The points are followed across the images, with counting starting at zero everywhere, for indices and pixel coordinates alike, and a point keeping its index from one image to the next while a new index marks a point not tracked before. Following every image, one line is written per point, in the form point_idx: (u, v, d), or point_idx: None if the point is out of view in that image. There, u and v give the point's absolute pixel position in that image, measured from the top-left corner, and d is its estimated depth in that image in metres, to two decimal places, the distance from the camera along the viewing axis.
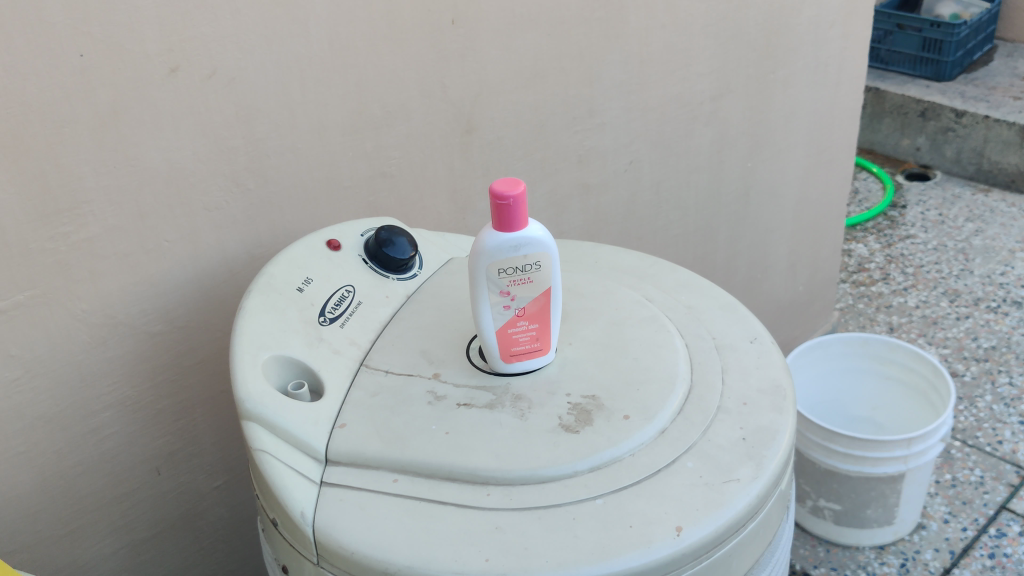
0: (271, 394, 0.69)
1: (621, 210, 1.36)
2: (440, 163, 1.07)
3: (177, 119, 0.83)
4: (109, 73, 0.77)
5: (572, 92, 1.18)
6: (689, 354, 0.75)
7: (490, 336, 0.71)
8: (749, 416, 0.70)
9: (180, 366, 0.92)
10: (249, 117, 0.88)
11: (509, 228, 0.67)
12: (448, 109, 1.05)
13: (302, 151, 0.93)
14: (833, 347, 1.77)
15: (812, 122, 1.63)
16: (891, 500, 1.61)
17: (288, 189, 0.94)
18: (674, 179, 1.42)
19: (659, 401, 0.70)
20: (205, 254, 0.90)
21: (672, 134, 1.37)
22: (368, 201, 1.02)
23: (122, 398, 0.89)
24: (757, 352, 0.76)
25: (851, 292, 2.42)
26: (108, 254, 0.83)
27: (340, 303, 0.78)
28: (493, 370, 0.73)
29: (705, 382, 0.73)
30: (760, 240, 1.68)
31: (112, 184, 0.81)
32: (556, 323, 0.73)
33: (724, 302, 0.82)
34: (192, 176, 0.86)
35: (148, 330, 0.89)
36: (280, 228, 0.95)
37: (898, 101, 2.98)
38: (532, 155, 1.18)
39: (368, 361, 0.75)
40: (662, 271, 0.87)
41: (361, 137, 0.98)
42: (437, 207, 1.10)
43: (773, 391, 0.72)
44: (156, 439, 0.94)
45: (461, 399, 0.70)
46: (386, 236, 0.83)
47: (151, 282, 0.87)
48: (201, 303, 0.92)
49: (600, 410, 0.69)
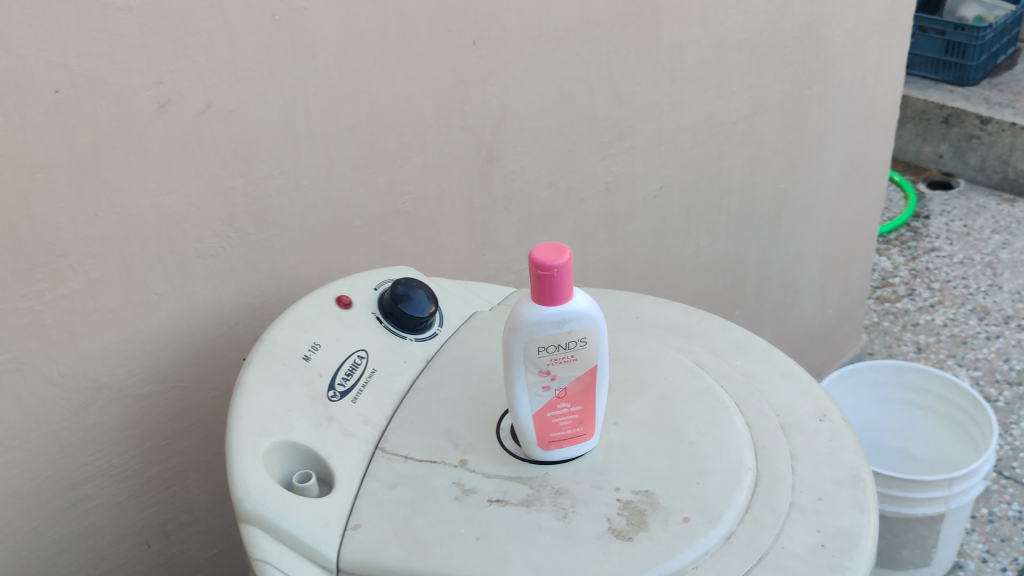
0: (274, 490, 0.59)
1: (649, 239, 1.26)
2: (459, 196, 0.98)
3: (168, 159, 0.73)
4: (90, 110, 0.68)
5: (600, 115, 1.08)
6: (752, 435, 0.66)
7: (526, 421, 0.62)
8: (826, 516, 0.60)
9: (171, 429, 0.83)
10: (249, 154, 0.78)
11: (551, 301, 0.57)
12: (468, 138, 0.95)
13: (308, 189, 0.84)
14: (866, 375, 1.67)
15: (847, 139, 1.53)
16: (929, 541, 1.50)
17: (293, 231, 0.85)
18: (704, 203, 1.32)
19: (722, 499, 0.60)
20: (200, 306, 0.80)
21: (704, 157, 1.27)
22: (380, 241, 0.92)
23: (107, 468, 0.80)
24: (828, 433, 0.67)
25: (875, 309, 2.32)
26: (89, 311, 0.74)
27: (351, 373, 0.69)
28: (528, 457, 0.64)
29: (773, 473, 0.63)
30: (791, 263, 1.58)
31: (93, 234, 0.71)
32: (602, 404, 0.63)
33: (785, 370, 0.73)
34: (184, 222, 0.76)
35: (136, 393, 0.79)
36: (283, 273, 0.86)
37: (920, 106, 2.88)
38: (557, 184, 1.08)
39: (384, 444, 0.65)
40: (712, 329, 0.77)
41: (373, 171, 0.88)
42: (455, 244, 1.00)
43: (852, 482, 0.63)
44: (145, 509, 0.84)
45: (493, 494, 0.61)
46: (403, 290, 0.74)
47: (139, 339, 0.78)
48: (194, 360, 0.82)
49: (655, 511, 0.59)
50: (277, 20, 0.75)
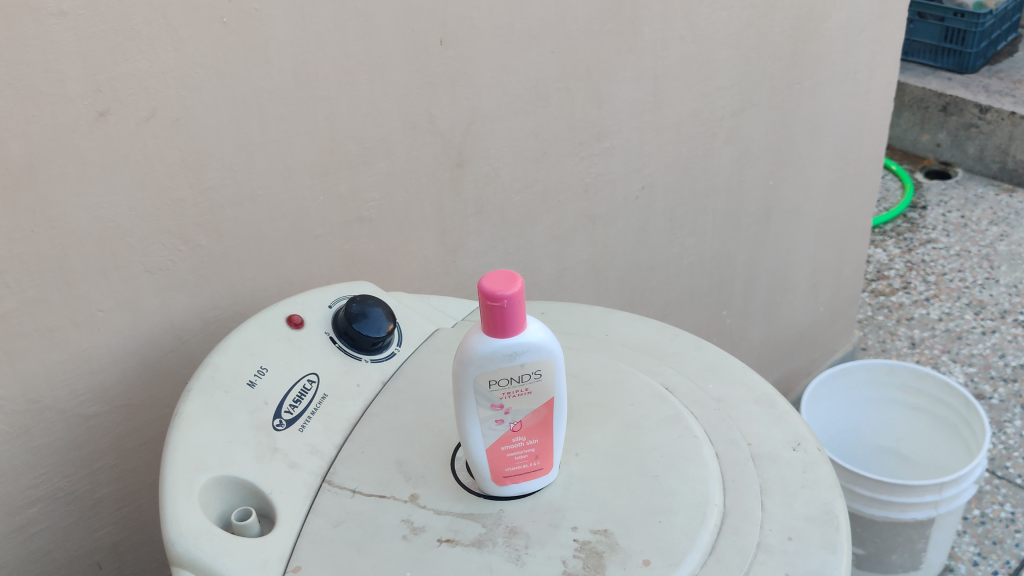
0: (208, 531, 0.56)
1: (631, 239, 1.22)
2: (427, 201, 0.94)
3: (109, 170, 0.69)
4: (22, 121, 0.64)
5: (578, 115, 1.04)
6: (721, 468, 0.62)
7: (479, 456, 0.58)
8: (796, 558, 0.57)
9: (121, 449, 0.80)
10: (198, 163, 0.74)
11: (503, 333, 0.54)
12: (436, 141, 0.91)
13: (263, 198, 0.80)
14: (856, 375, 1.61)
15: (839, 134, 1.49)
16: (919, 546, 1.45)
17: (248, 242, 0.81)
18: (689, 203, 1.28)
19: (685, 539, 0.57)
20: (149, 321, 0.77)
21: (689, 155, 1.23)
22: (343, 249, 0.89)
23: (53, 490, 0.77)
24: (802, 464, 0.63)
25: (870, 302, 2.29)
26: (28, 331, 0.70)
27: (300, 399, 0.66)
28: (483, 491, 0.60)
29: (741, 509, 0.60)
30: (781, 261, 1.55)
31: (29, 250, 0.68)
32: (561, 437, 0.60)
33: (759, 395, 0.69)
34: (130, 235, 0.73)
35: (82, 413, 0.76)
36: (239, 286, 0.82)
37: (918, 94, 2.83)
38: (532, 187, 1.04)
39: (332, 476, 0.62)
40: (685, 349, 0.73)
41: (335, 178, 0.85)
42: (424, 250, 0.97)
43: (825, 520, 0.59)
44: (95, 531, 0.81)
45: (443, 533, 0.57)
46: (358, 309, 0.70)
47: (83, 359, 0.74)
48: (144, 377, 0.79)
49: (613, 553, 0.56)
50: (226, 23, 0.71)
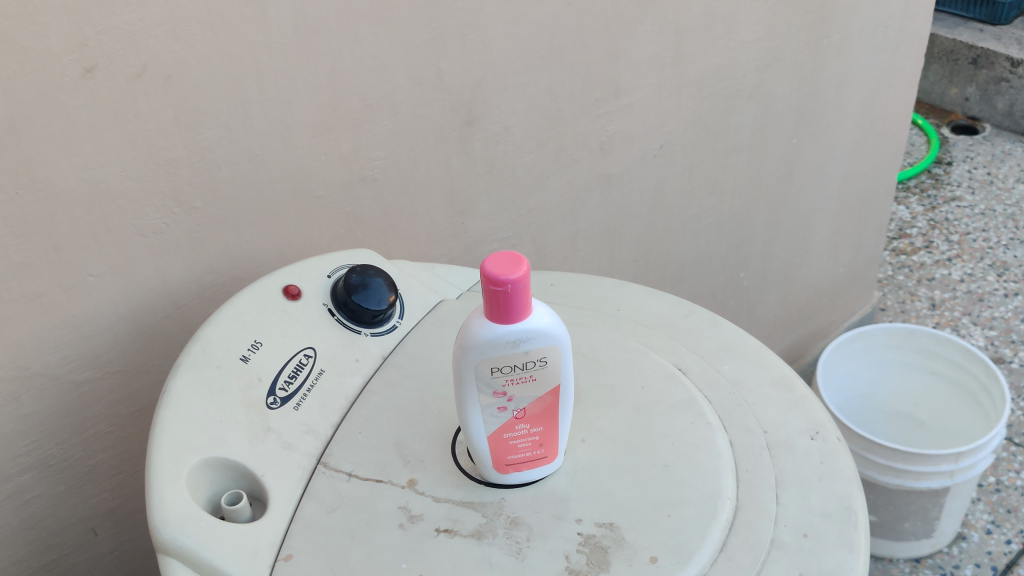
0: (196, 517, 0.54)
1: (647, 199, 1.18)
2: (434, 160, 0.90)
3: (98, 130, 0.66)
4: (3, 78, 0.60)
5: (595, 71, 1.00)
6: (734, 457, 0.59)
7: (480, 443, 0.55)
8: (811, 556, 0.54)
9: (116, 416, 0.77)
10: (193, 122, 0.71)
11: (507, 318, 0.51)
12: (444, 98, 0.87)
13: (261, 158, 0.77)
14: (874, 338, 1.57)
15: (866, 90, 1.43)
16: (932, 514, 1.42)
17: (246, 204, 0.78)
18: (709, 162, 1.24)
19: (695, 535, 0.54)
20: (143, 285, 0.74)
21: (710, 113, 1.18)
22: (345, 211, 0.86)
23: (45, 458, 0.75)
24: (820, 454, 0.60)
25: (890, 261, 2.23)
26: (15, 296, 0.67)
27: (296, 375, 0.63)
28: (483, 478, 0.58)
29: (755, 502, 0.57)
30: (801, 221, 1.50)
31: (14, 213, 0.64)
32: (566, 425, 0.57)
33: (776, 377, 0.66)
34: (121, 197, 0.69)
35: (73, 379, 0.73)
36: (237, 250, 0.79)
37: (948, 46, 2.74)
38: (545, 146, 1.00)
39: (327, 458, 0.59)
40: (700, 327, 0.71)
41: (337, 136, 0.81)
42: (430, 211, 0.93)
43: (842, 515, 0.56)
44: (90, 498, 0.79)
45: (441, 522, 0.55)
46: (358, 280, 0.67)
47: (74, 324, 0.71)
48: (138, 343, 0.76)
49: (618, 548, 0.53)
50: None
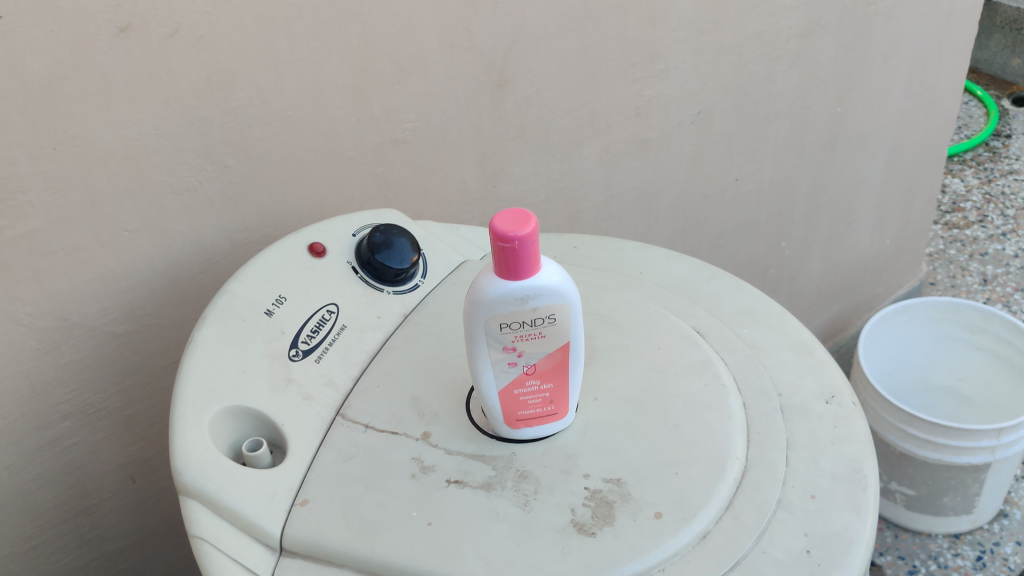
0: (216, 461, 0.56)
1: (683, 166, 1.18)
2: (466, 123, 0.91)
3: (132, 89, 0.68)
4: (39, 37, 0.62)
5: (630, 34, 0.99)
6: (747, 419, 0.60)
7: (492, 398, 0.57)
8: (817, 518, 0.54)
9: (153, 368, 0.80)
10: (225, 82, 0.72)
11: (515, 275, 0.51)
12: (476, 61, 0.88)
13: (293, 118, 0.78)
14: (919, 312, 1.54)
15: (916, 58, 1.40)
16: (972, 489, 1.40)
17: (277, 163, 0.79)
18: (749, 129, 1.22)
19: (701, 493, 0.54)
20: (177, 242, 0.76)
21: (750, 79, 1.17)
22: (376, 172, 0.87)
23: (84, 406, 0.78)
24: (834, 419, 0.60)
25: (942, 235, 2.18)
26: (53, 249, 0.70)
27: (318, 329, 0.65)
28: (496, 433, 0.59)
29: (764, 464, 0.57)
30: (846, 190, 1.48)
31: (52, 168, 0.67)
32: (578, 382, 0.58)
33: (795, 342, 0.66)
34: (155, 155, 0.71)
35: (111, 331, 0.76)
36: (269, 208, 0.81)
37: (1011, 14, 2.66)
38: (578, 111, 1.00)
39: (346, 410, 0.61)
40: (721, 291, 0.71)
41: (368, 98, 0.82)
42: (461, 173, 0.94)
43: (851, 478, 0.57)
44: (128, 446, 0.82)
45: (452, 473, 0.56)
46: (381, 239, 0.68)
47: (111, 277, 0.74)
48: (174, 298, 0.79)
49: (624, 504, 0.54)
50: None
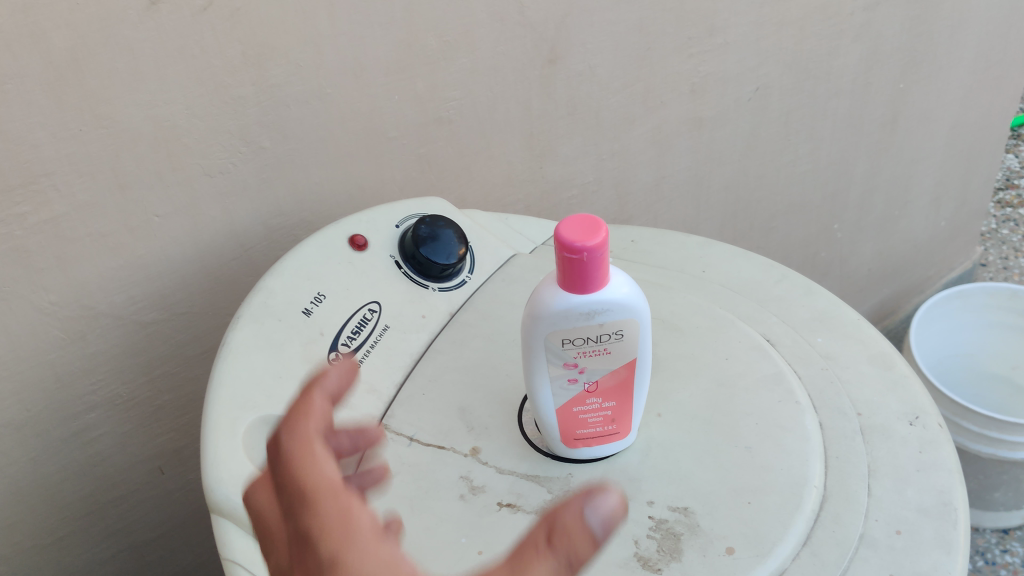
0: (251, 479, 0.51)
1: (738, 145, 1.12)
2: (513, 100, 0.86)
3: (164, 66, 0.63)
4: (64, 10, 0.57)
5: (689, 7, 0.93)
6: (824, 442, 0.55)
7: (549, 416, 0.52)
8: (904, 556, 0.48)
9: (182, 356, 0.76)
10: (262, 58, 0.67)
11: (582, 289, 0.47)
12: (526, 35, 0.82)
13: (332, 97, 0.73)
14: (975, 298, 1.47)
15: (985, 31, 1.32)
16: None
17: (315, 144, 0.75)
18: (807, 107, 1.16)
19: (776, 526, 0.49)
20: (209, 227, 0.72)
21: (812, 54, 1.10)
22: (418, 153, 0.82)
23: (111, 397, 0.74)
24: (919, 443, 0.55)
25: (995, 213, 2.09)
26: (80, 235, 0.66)
27: (359, 330, 0.61)
28: (551, 451, 0.55)
29: (844, 493, 0.52)
30: (904, 170, 1.41)
31: (79, 151, 0.62)
32: (642, 400, 0.53)
33: (874, 354, 0.61)
34: (187, 136, 0.67)
35: (139, 319, 0.72)
36: (305, 192, 0.76)
37: None
38: (631, 88, 0.95)
39: (389, 420, 0.57)
40: (792, 295, 0.66)
41: (412, 75, 0.77)
42: (507, 154, 0.89)
43: (940, 512, 0.51)
44: (157, 437, 0.79)
45: (504, 496, 0.52)
46: (427, 232, 0.64)
47: (140, 265, 0.70)
48: (204, 285, 0.75)
49: (692, 536, 0.49)
50: None
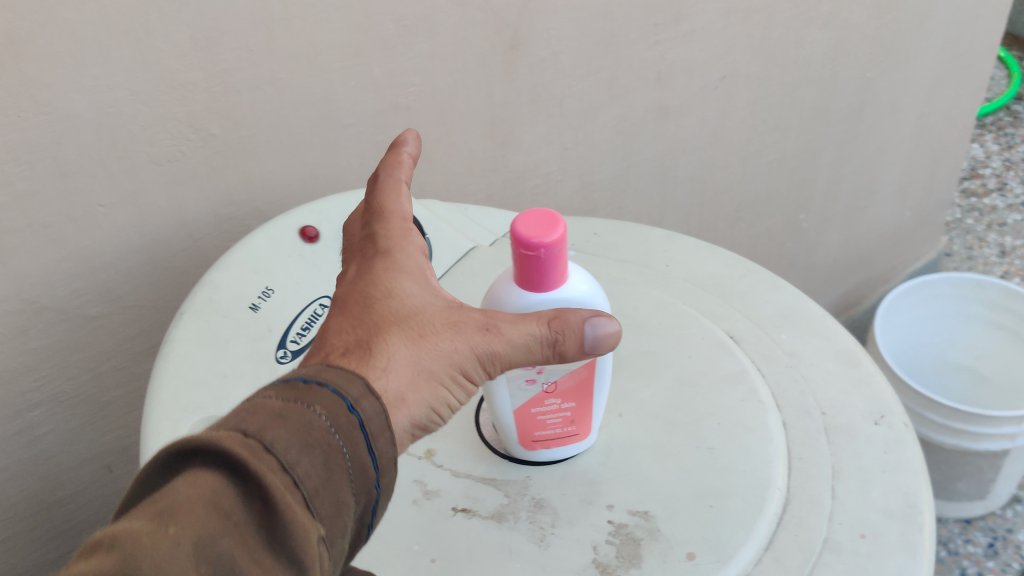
0: None
1: (705, 134, 1.10)
2: (474, 87, 0.83)
3: (108, 50, 0.60)
4: None
5: None
6: (787, 442, 0.53)
7: (506, 417, 0.51)
8: (869, 561, 0.47)
9: (130, 351, 0.74)
10: (210, 43, 0.65)
11: (539, 288, 0.45)
12: (487, 20, 0.80)
13: (285, 82, 0.71)
14: (939, 289, 1.47)
15: (953, 21, 1.31)
16: (987, 476, 1.33)
17: (268, 131, 0.72)
18: (775, 96, 1.15)
19: (739, 531, 0.48)
20: (157, 218, 0.69)
21: (780, 42, 1.09)
22: (376, 140, 0.80)
23: (55, 394, 0.71)
24: (884, 443, 0.54)
25: (960, 203, 2.09)
26: (20, 227, 0.63)
27: (309, 326, 0.58)
28: (509, 453, 0.53)
29: (808, 496, 0.50)
30: (870, 160, 1.41)
31: (17, 138, 0.59)
32: (601, 400, 0.52)
33: (839, 351, 0.60)
34: (132, 123, 0.64)
35: (84, 314, 0.69)
36: (257, 181, 0.74)
37: None
38: (596, 75, 0.93)
39: None
40: (757, 290, 0.64)
41: (368, 61, 0.74)
42: (468, 142, 0.87)
43: (906, 515, 0.49)
44: (104, 435, 0.76)
45: (459, 500, 0.50)
46: None
47: (84, 257, 0.67)
48: (153, 278, 0.72)
49: (653, 541, 0.47)
50: None
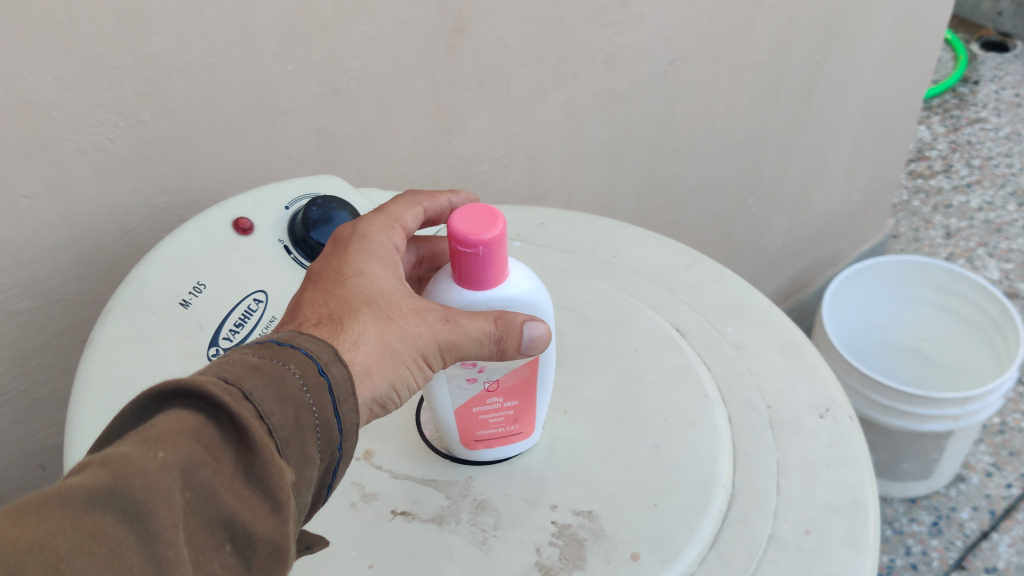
0: None
1: (654, 118, 1.09)
2: (418, 71, 0.81)
3: (29, 34, 0.57)
4: None
5: None
6: (732, 437, 0.53)
7: (447, 417, 0.50)
8: (813, 558, 0.47)
9: (59, 347, 0.71)
10: (138, 25, 0.62)
11: (477, 285, 0.44)
12: (429, 2, 0.78)
13: (219, 66, 0.68)
14: (887, 271, 1.48)
15: (900, 4, 1.32)
16: (932, 456, 1.34)
17: (203, 118, 0.69)
18: (724, 80, 1.14)
19: (683, 529, 0.47)
20: (86, 209, 0.67)
21: (728, 25, 1.08)
22: (316, 126, 0.77)
23: None
24: (829, 436, 0.53)
25: (907, 185, 2.11)
26: None
27: (243, 322, 0.56)
28: (451, 453, 0.52)
29: (753, 492, 0.50)
30: (819, 144, 1.41)
31: None
32: (544, 398, 0.51)
33: (785, 343, 0.59)
34: (56, 110, 0.61)
35: (9, 309, 0.67)
36: (192, 169, 0.71)
37: None
38: (543, 59, 0.91)
39: None
40: (703, 281, 0.64)
41: (307, 44, 0.72)
42: (412, 127, 0.85)
43: (850, 510, 0.49)
44: (34, 433, 0.74)
45: (398, 503, 0.49)
46: (319, 214, 0.59)
47: (8, 250, 0.64)
48: (83, 271, 0.69)
49: (596, 542, 0.46)
50: None
